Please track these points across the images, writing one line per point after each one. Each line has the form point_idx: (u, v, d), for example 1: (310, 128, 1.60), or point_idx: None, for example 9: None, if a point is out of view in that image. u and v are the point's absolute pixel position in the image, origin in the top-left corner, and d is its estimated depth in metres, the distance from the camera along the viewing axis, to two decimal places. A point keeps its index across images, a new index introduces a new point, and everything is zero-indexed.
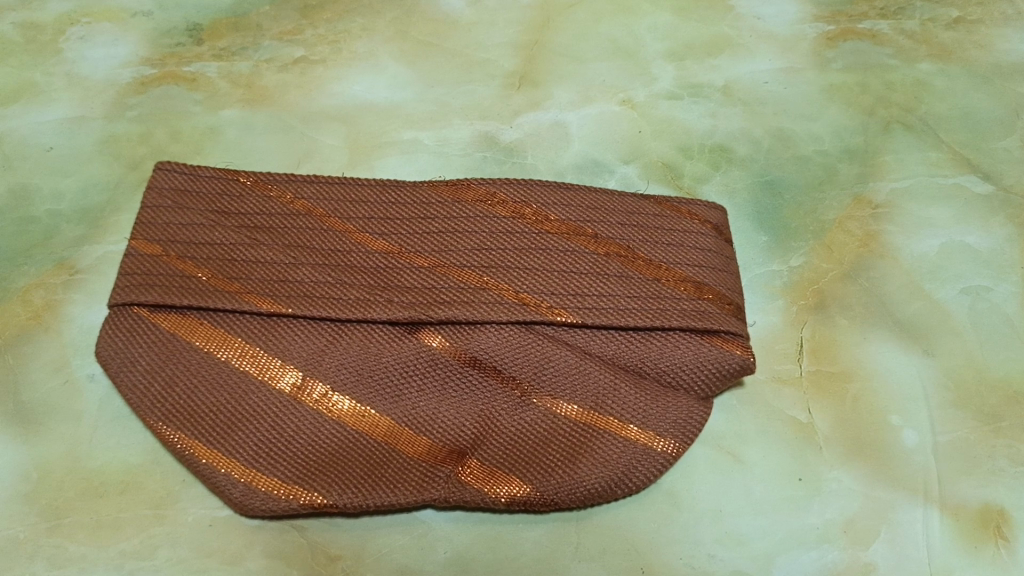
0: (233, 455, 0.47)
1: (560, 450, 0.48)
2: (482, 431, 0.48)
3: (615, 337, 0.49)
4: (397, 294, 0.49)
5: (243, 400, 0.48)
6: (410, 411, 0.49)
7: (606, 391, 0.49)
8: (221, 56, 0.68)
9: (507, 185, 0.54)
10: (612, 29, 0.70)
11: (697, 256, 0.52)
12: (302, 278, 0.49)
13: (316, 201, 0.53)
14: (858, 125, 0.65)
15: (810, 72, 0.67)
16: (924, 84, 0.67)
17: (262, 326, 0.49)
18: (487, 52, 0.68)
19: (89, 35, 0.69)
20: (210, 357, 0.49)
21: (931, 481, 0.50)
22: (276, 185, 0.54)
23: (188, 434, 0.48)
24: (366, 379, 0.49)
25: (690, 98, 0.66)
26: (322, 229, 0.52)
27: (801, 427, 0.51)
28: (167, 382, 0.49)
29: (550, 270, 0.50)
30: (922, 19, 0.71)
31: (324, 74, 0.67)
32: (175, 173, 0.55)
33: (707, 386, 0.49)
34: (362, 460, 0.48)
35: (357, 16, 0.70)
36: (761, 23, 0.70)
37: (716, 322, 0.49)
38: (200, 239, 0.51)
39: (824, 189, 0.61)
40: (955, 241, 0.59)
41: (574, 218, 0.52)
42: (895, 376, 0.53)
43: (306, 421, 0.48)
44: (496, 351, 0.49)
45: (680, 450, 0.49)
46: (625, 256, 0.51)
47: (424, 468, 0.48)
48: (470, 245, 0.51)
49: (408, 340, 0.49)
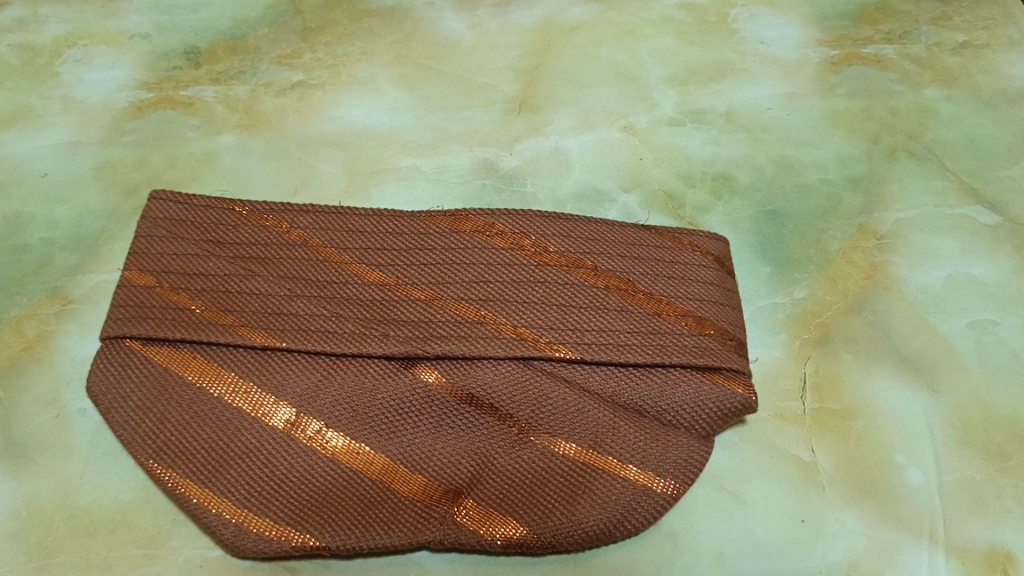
0: (225, 495, 0.47)
1: (558, 491, 0.47)
2: (479, 470, 0.48)
3: (614, 374, 0.48)
4: (393, 328, 0.48)
5: (235, 437, 0.47)
6: (405, 449, 0.48)
7: (605, 430, 0.48)
8: (219, 79, 0.67)
9: (506, 215, 0.53)
10: (613, 53, 0.69)
11: (698, 290, 0.51)
12: (297, 310, 0.49)
13: (313, 231, 0.52)
14: (862, 153, 0.64)
15: (814, 98, 0.67)
16: (930, 111, 0.66)
17: (256, 361, 0.48)
18: (487, 76, 0.68)
19: (86, 58, 0.68)
20: (203, 392, 0.48)
21: (936, 522, 0.49)
22: (272, 215, 0.53)
23: (179, 471, 0.47)
24: (361, 415, 0.48)
25: (692, 125, 0.65)
26: (318, 260, 0.51)
27: (804, 467, 0.50)
28: (158, 418, 0.48)
29: (549, 304, 0.49)
30: (928, 44, 0.70)
31: (323, 98, 0.66)
32: (168, 203, 0.54)
33: (709, 425, 0.48)
34: (356, 500, 0.47)
35: (357, 39, 0.70)
36: (764, 47, 0.69)
37: (718, 359, 0.48)
38: (194, 270, 0.50)
39: (829, 218, 0.60)
40: (961, 273, 0.58)
41: (573, 250, 0.51)
42: (900, 413, 0.52)
43: (299, 460, 0.47)
44: (493, 387, 0.48)
45: (680, 490, 0.48)
46: (625, 289, 0.50)
47: (419, 509, 0.47)
48: (468, 278, 0.50)
49: (404, 376, 0.48)
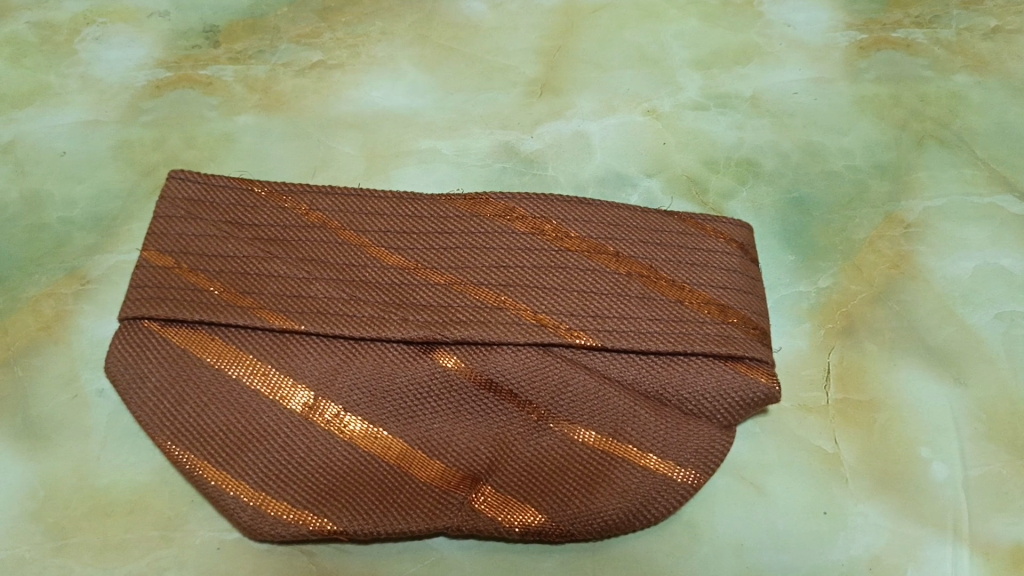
0: (243, 477, 0.46)
1: (577, 479, 0.47)
2: (497, 456, 0.47)
3: (635, 361, 0.47)
4: (412, 312, 0.47)
5: (253, 420, 0.47)
6: (423, 435, 0.47)
7: (625, 418, 0.47)
8: (238, 59, 0.66)
9: (527, 199, 0.52)
10: (637, 35, 0.68)
11: (721, 277, 0.50)
12: (315, 293, 0.48)
13: (332, 213, 0.52)
14: (890, 139, 0.63)
15: (842, 83, 0.65)
16: (960, 97, 0.65)
17: (274, 343, 0.47)
18: (509, 58, 0.67)
19: (105, 36, 0.67)
20: (221, 374, 0.47)
21: (960, 517, 0.48)
22: (291, 196, 0.52)
23: (196, 453, 0.47)
24: (379, 400, 0.47)
25: (716, 109, 0.64)
26: (337, 243, 0.50)
27: (827, 458, 0.50)
28: (176, 400, 0.48)
29: (570, 290, 0.48)
30: (959, 28, 0.68)
31: (342, 79, 0.65)
32: (187, 182, 0.53)
33: (731, 414, 0.48)
34: (373, 485, 0.46)
35: (377, 18, 0.69)
36: (791, 30, 0.68)
37: (741, 347, 0.47)
38: (212, 251, 0.50)
39: (855, 206, 0.59)
40: (989, 263, 0.57)
41: (595, 236, 0.51)
42: (925, 405, 0.51)
43: (317, 443, 0.47)
44: (512, 373, 0.47)
45: (700, 479, 0.47)
46: (648, 276, 0.49)
47: (437, 494, 0.46)
48: (489, 263, 0.49)
49: (423, 360, 0.47)
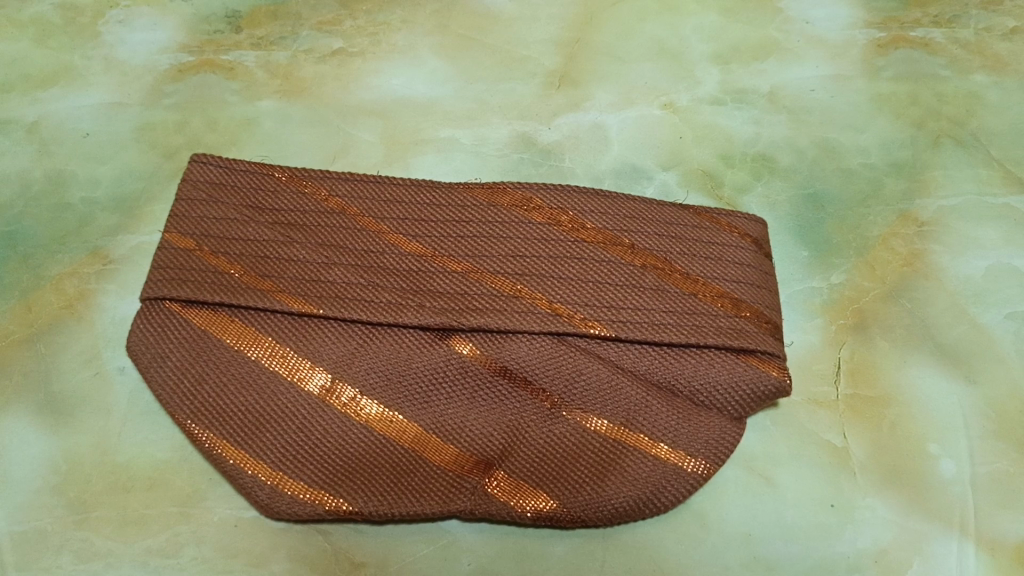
0: (261, 457, 0.47)
1: (590, 466, 0.47)
2: (511, 442, 0.48)
3: (648, 353, 0.48)
4: (430, 299, 0.48)
5: (272, 401, 0.48)
6: (437, 420, 0.48)
7: (637, 408, 0.48)
8: (260, 45, 0.67)
9: (545, 190, 0.52)
10: (656, 29, 0.68)
11: (734, 271, 0.50)
12: (334, 278, 0.49)
13: (351, 200, 0.52)
14: (906, 138, 0.63)
15: (859, 80, 0.66)
16: (978, 97, 0.65)
17: (292, 326, 0.48)
18: (528, 49, 0.67)
19: (129, 19, 0.68)
20: (241, 355, 0.48)
21: (967, 513, 0.49)
22: (311, 181, 0.53)
23: (216, 432, 0.48)
24: (395, 385, 0.48)
25: (733, 104, 0.64)
26: (356, 229, 0.51)
27: (836, 452, 0.50)
28: (197, 379, 0.48)
29: (585, 280, 0.49)
30: (978, 28, 0.68)
31: (363, 66, 0.66)
32: (210, 166, 0.54)
33: (742, 407, 0.48)
34: (389, 468, 0.47)
35: (398, 7, 0.69)
36: (811, 27, 0.68)
37: (753, 341, 0.48)
38: (233, 235, 0.51)
39: (869, 203, 0.60)
40: (1003, 263, 0.57)
41: (610, 228, 0.51)
42: (935, 403, 0.52)
43: (334, 425, 0.47)
44: (527, 361, 0.48)
45: (711, 470, 0.48)
46: (662, 268, 0.50)
47: (451, 478, 0.47)
48: (506, 253, 0.49)
49: (438, 346, 0.48)
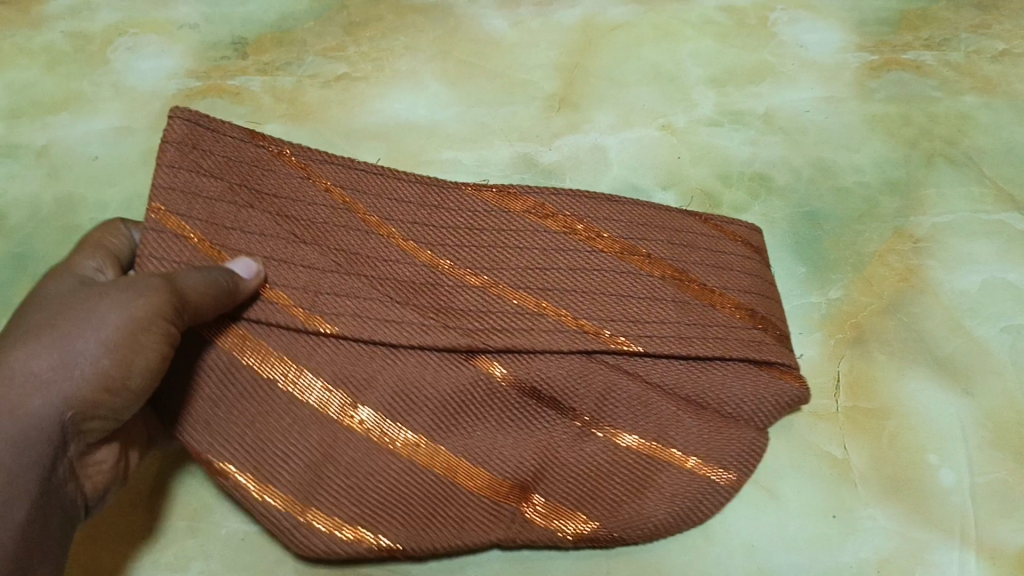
0: (291, 491, 0.44)
1: (625, 486, 0.47)
2: (546, 466, 0.47)
3: (673, 367, 0.49)
4: (453, 319, 0.46)
5: (297, 431, 0.44)
6: (468, 444, 0.47)
7: (669, 423, 0.48)
8: (266, 70, 0.68)
9: (555, 195, 0.52)
10: (653, 53, 0.70)
11: (746, 282, 0.52)
12: (351, 291, 0.46)
13: (356, 195, 0.50)
14: (899, 157, 0.64)
15: (852, 101, 0.67)
16: (969, 118, 0.66)
17: (307, 344, 0.45)
18: (529, 73, 0.69)
19: (137, 47, 0.69)
20: (263, 379, 0.44)
21: (967, 523, 0.49)
22: (313, 167, 0.50)
23: (235, 465, 0.43)
24: (423, 406, 0.46)
25: (730, 125, 0.66)
26: (366, 233, 0.48)
27: (837, 464, 0.51)
28: (213, 409, 0.44)
29: (607, 295, 0.49)
30: (968, 51, 0.70)
31: (366, 91, 0.67)
32: (197, 128, 0.49)
33: (766, 416, 0.50)
34: (426, 498, 0.45)
35: (400, 34, 0.71)
36: (805, 51, 0.70)
37: (773, 353, 0.50)
38: (231, 225, 0.47)
39: (865, 220, 0.61)
40: (997, 278, 0.58)
41: (625, 236, 0.51)
42: (933, 414, 0.53)
43: (363, 455, 0.45)
44: (559, 383, 0.47)
45: (741, 480, 0.49)
46: (680, 279, 0.50)
47: (489, 506, 0.46)
48: (523, 265, 0.49)
49: (465, 366, 0.46)
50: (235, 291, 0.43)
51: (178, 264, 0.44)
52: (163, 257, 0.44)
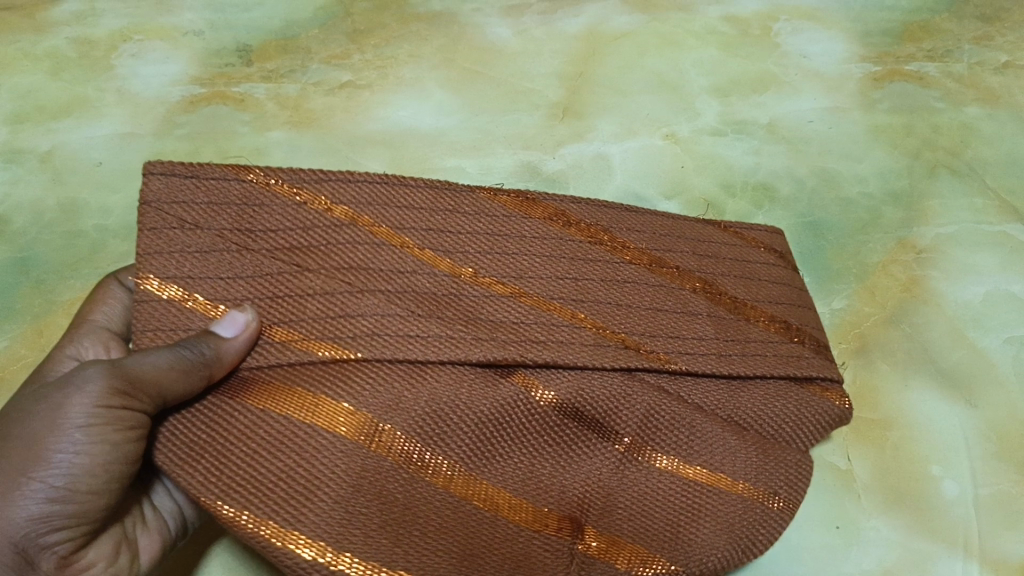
0: (325, 535, 0.35)
1: (678, 512, 0.42)
2: (598, 498, 0.42)
3: (712, 386, 0.44)
4: (484, 329, 0.40)
5: (319, 464, 0.36)
6: (507, 474, 0.40)
7: (717, 447, 0.43)
8: (270, 77, 0.68)
9: (576, 203, 0.48)
10: (657, 63, 0.70)
11: (776, 292, 0.50)
12: (365, 310, 0.39)
13: (358, 206, 0.42)
14: (902, 168, 0.64)
15: (855, 112, 0.67)
16: (972, 129, 0.66)
17: (328, 371, 0.38)
18: (532, 81, 0.69)
19: (141, 53, 0.70)
20: (269, 415, 0.37)
21: (971, 534, 0.49)
22: (303, 188, 0.42)
23: (250, 514, 0.35)
24: (457, 433, 0.39)
25: (734, 135, 0.66)
26: (377, 246, 0.42)
27: (840, 474, 0.51)
28: (218, 455, 0.36)
29: (641, 307, 0.44)
30: (970, 63, 0.70)
31: (370, 99, 0.67)
32: (174, 179, 0.41)
33: (808, 438, 0.46)
34: (480, 534, 0.39)
35: (405, 42, 0.71)
36: (807, 61, 0.70)
37: (814, 368, 0.46)
38: (231, 272, 0.40)
39: (869, 231, 0.61)
40: (1000, 289, 0.58)
41: (651, 247, 0.48)
42: (937, 425, 0.53)
43: (393, 485, 0.38)
44: (605, 405, 0.42)
45: (790, 506, 0.45)
46: (712, 292, 0.47)
47: (543, 541, 0.40)
48: (554, 274, 0.44)
49: (502, 384, 0.40)
50: (216, 361, 0.36)
51: (173, 334, 0.39)
52: (158, 327, 0.39)
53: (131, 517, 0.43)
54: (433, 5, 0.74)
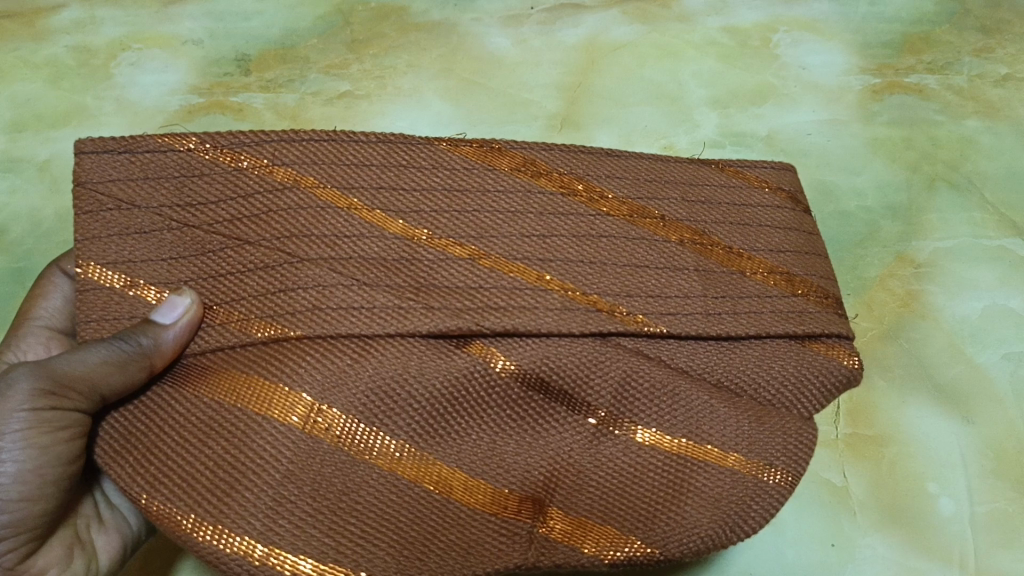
0: (245, 522, 0.32)
1: (657, 490, 0.36)
2: (560, 476, 0.36)
3: (701, 347, 0.38)
4: (436, 299, 0.36)
5: (245, 445, 0.33)
6: (463, 451, 0.36)
7: (704, 416, 0.37)
8: (268, 87, 0.68)
9: (548, 150, 0.42)
10: (656, 74, 0.70)
11: (777, 238, 0.42)
12: (305, 280, 0.36)
13: (301, 166, 0.38)
14: (901, 181, 0.64)
15: (855, 124, 0.67)
16: (971, 142, 0.66)
17: (264, 352, 0.35)
18: (531, 92, 0.69)
19: (140, 61, 0.69)
20: (202, 399, 0.34)
21: (967, 552, 0.49)
22: (243, 152, 0.39)
23: (178, 507, 0.32)
24: (400, 404, 0.35)
25: (732, 147, 0.66)
26: (320, 207, 0.38)
27: (836, 491, 0.51)
28: (154, 443, 0.34)
29: (618, 264, 0.39)
30: (970, 75, 0.70)
31: (369, 109, 0.68)
32: (106, 157, 0.38)
33: (813, 403, 0.38)
34: (418, 515, 0.34)
35: (404, 51, 0.71)
36: (807, 73, 0.70)
37: (817, 324, 0.39)
38: (172, 253, 0.37)
39: (866, 245, 0.61)
40: (998, 304, 0.58)
41: (632, 195, 0.41)
42: (933, 442, 0.52)
43: (330, 470, 0.34)
44: (571, 373, 0.36)
45: (791, 480, 0.37)
46: (701, 243, 0.40)
47: (498, 526, 0.35)
48: (517, 231, 0.38)
49: (456, 355, 0.35)
50: (155, 352, 0.35)
51: (117, 323, 0.36)
52: (103, 315, 0.36)
53: (83, 518, 0.44)
54: (432, 14, 0.73)
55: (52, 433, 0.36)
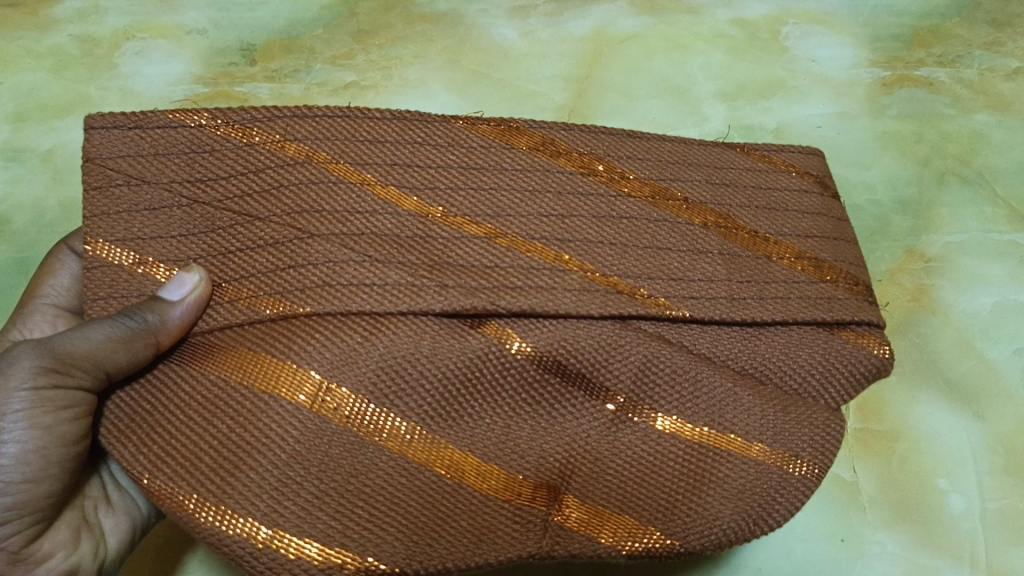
0: (251, 502, 0.32)
1: (676, 480, 0.36)
2: (577, 462, 0.36)
3: (724, 334, 0.38)
4: (451, 277, 0.35)
5: (256, 425, 0.33)
6: (477, 435, 0.35)
7: (726, 402, 0.36)
8: (273, 78, 0.68)
9: (567, 130, 0.42)
10: (664, 67, 0.69)
11: (806, 223, 0.42)
12: (315, 256, 0.35)
13: (314, 142, 0.38)
14: (911, 176, 0.64)
15: (864, 118, 0.66)
16: (981, 136, 0.66)
17: (274, 327, 0.34)
18: (537, 84, 0.68)
19: (144, 51, 0.69)
20: (212, 378, 0.34)
21: (977, 550, 0.49)
22: (255, 127, 0.38)
23: (178, 487, 0.32)
24: (415, 386, 0.34)
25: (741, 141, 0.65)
26: (332, 182, 0.37)
27: (845, 487, 0.51)
28: (159, 424, 0.33)
29: (639, 246, 0.38)
30: (981, 69, 0.69)
31: (374, 101, 0.67)
32: (118, 132, 0.38)
33: (840, 393, 0.38)
34: (431, 501, 0.34)
35: (410, 42, 0.70)
36: (817, 66, 0.69)
37: (846, 312, 0.38)
38: (182, 229, 0.37)
39: (876, 239, 0.60)
40: (1009, 299, 0.58)
41: (654, 176, 0.41)
42: (943, 438, 0.52)
43: (340, 450, 0.33)
44: (590, 356, 0.36)
45: (818, 472, 0.37)
46: (725, 226, 0.40)
47: (511, 512, 0.34)
48: (535, 210, 0.38)
49: (470, 336, 0.35)
50: (162, 329, 0.34)
51: (126, 300, 0.36)
52: (113, 294, 0.36)
53: (90, 500, 0.43)
54: (439, 5, 0.72)
55: (55, 412, 0.35)
